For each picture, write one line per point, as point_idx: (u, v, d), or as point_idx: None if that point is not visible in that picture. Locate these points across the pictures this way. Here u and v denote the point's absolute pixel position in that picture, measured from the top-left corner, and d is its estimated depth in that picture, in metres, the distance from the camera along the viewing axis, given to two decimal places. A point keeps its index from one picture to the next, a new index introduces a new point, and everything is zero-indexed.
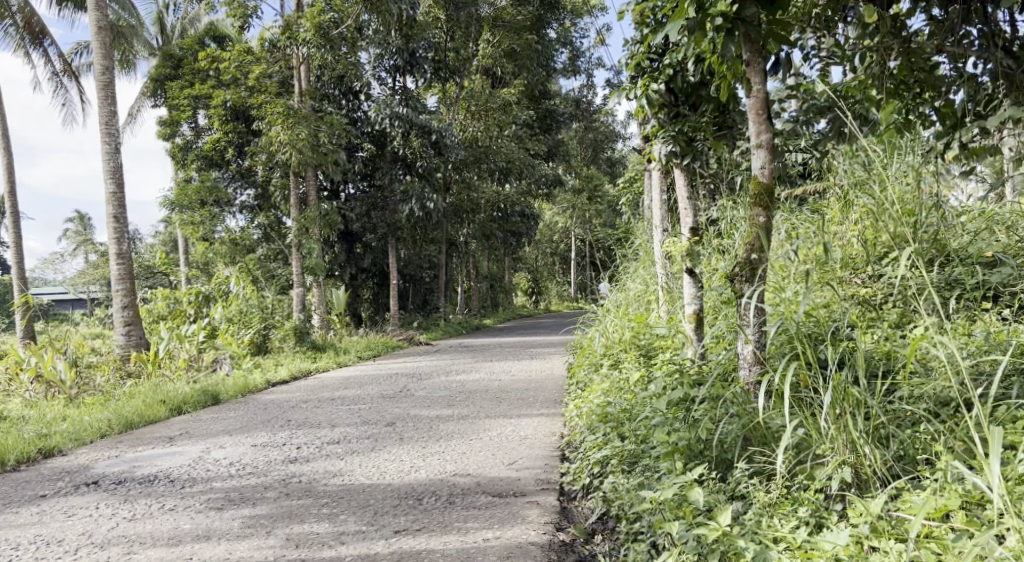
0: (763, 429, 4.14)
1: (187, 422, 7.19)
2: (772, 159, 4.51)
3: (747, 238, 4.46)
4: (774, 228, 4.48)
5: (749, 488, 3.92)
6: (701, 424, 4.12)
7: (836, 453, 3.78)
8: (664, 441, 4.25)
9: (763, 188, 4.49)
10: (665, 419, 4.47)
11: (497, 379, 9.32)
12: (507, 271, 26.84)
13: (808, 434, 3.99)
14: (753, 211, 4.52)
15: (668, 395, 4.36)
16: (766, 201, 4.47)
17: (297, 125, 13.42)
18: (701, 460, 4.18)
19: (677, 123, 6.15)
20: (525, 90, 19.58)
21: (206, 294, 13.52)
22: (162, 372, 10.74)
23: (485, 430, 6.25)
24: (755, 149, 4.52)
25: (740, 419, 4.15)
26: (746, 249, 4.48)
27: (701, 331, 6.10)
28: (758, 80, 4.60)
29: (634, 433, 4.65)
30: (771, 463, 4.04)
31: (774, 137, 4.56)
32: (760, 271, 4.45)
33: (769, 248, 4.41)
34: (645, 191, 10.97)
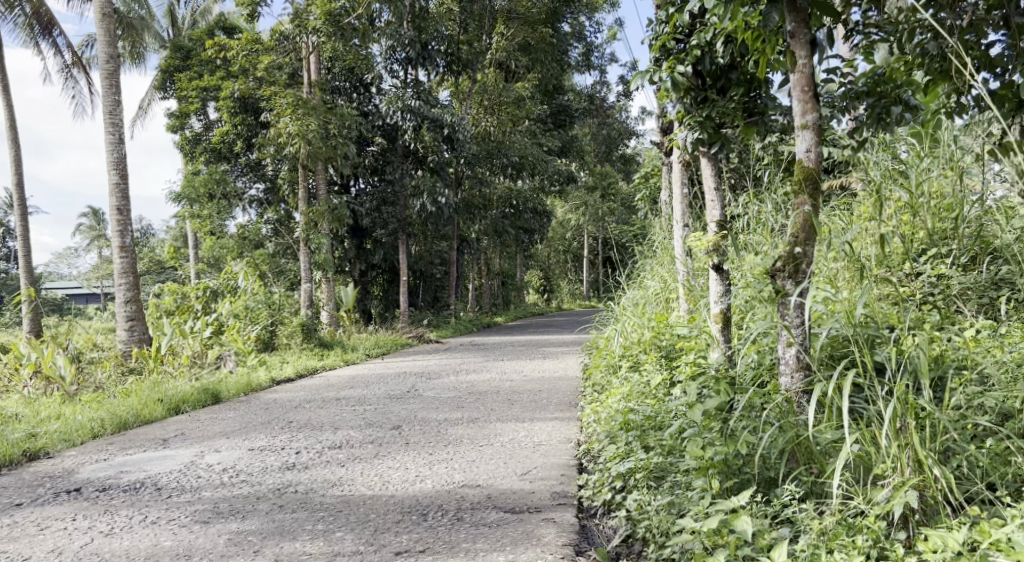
0: (809, 445, 3.76)
1: (184, 423, 6.85)
2: (818, 141, 4.10)
3: (789, 231, 4.06)
4: (819, 219, 4.07)
5: (798, 512, 3.54)
6: (741, 438, 3.75)
7: (898, 474, 3.42)
8: (697, 454, 3.87)
9: (808, 173, 4.07)
10: (698, 430, 4.09)
11: (509, 379, 8.95)
12: (519, 268, 26.48)
13: (864, 451, 3.61)
14: (796, 199, 4.10)
15: (701, 405, 3.98)
16: (813, 189, 4.05)
17: (307, 116, 13.08)
18: (740, 478, 3.80)
19: (704, 108, 5.76)
20: (539, 85, 19.23)
21: (214, 289, 13.22)
22: (165, 368, 10.41)
23: (497, 436, 5.88)
24: (800, 131, 4.11)
25: (785, 433, 3.77)
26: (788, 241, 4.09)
27: (728, 332, 5.74)
28: (803, 54, 4.19)
29: (659, 443, 4.28)
30: (822, 484, 3.66)
31: (820, 117, 4.15)
32: (806, 266, 4.04)
33: (815, 241, 4.01)
34: (663, 187, 10.59)
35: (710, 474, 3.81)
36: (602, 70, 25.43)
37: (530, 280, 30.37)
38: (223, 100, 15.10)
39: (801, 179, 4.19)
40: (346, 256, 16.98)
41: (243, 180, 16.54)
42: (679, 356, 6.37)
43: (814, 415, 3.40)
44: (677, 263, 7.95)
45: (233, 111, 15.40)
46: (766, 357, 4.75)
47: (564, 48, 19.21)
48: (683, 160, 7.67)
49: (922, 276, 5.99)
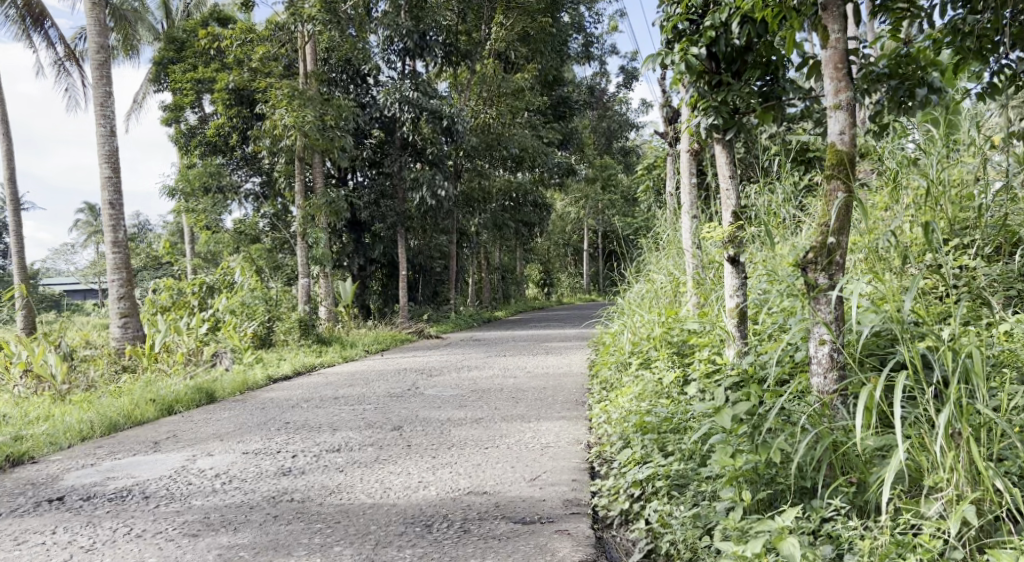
0: (847, 454, 3.58)
1: (177, 423, 6.59)
2: (853, 122, 3.93)
3: (821, 219, 3.89)
4: (853, 204, 3.89)
5: (841, 529, 3.35)
6: (775, 448, 3.54)
7: (951, 487, 3.27)
8: (723, 463, 3.66)
9: (842, 157, 3.93)
10: (721, 435, 3.87)
11: (512, 376, 8.69)
12: (519, 262, 26.19)
13: (915, 462, 3.44)
14: (830, 183, 3.94)
15: (728, 410, 3.76)
16: (848, 174, 3.90)
17: (303, 107, 12.76)
18: (771, 490, 3.61)
19: (719, 92, 5.58)
20: (538, 76, 18.94)
21: (211, 285, 12.95)
22: (160, 367, 10.14)
23: (502, 438, 5.61)
24: (833, 111, 3.94)
25: (823, 439, 3.55)
26: (820, 228, 3.93)
27: (745, 327, 5.54)
28: (837, 27, 4.03)
29: (679, 448, 4.07)
30: (865, 498, 3.48)
31: (855, 95, 3.98)
32: (839, 256, 3.87)
33: (848, 229, 3.82)
34: (668, 178, 10.34)
35: (738, 485, 3.63)
36: (601, 62, 25.14)
37: (530, 274, 30.08)
38: (218, 92, 14.80)
39: (834, 162, 4.02)
40: (344, 251, 16.71)
41: (239, 173, 16.25)
42: (691, 352, 6.16)
43: (868, 422, 3.20)
44: (685, 255, 7.72)
45: (228, 103, 15.11)
46: (794, 357, 4.51)
47: (563, 38, 18.91)
48: (693, 149, 7.50)
49: (944, 265, 5.55)
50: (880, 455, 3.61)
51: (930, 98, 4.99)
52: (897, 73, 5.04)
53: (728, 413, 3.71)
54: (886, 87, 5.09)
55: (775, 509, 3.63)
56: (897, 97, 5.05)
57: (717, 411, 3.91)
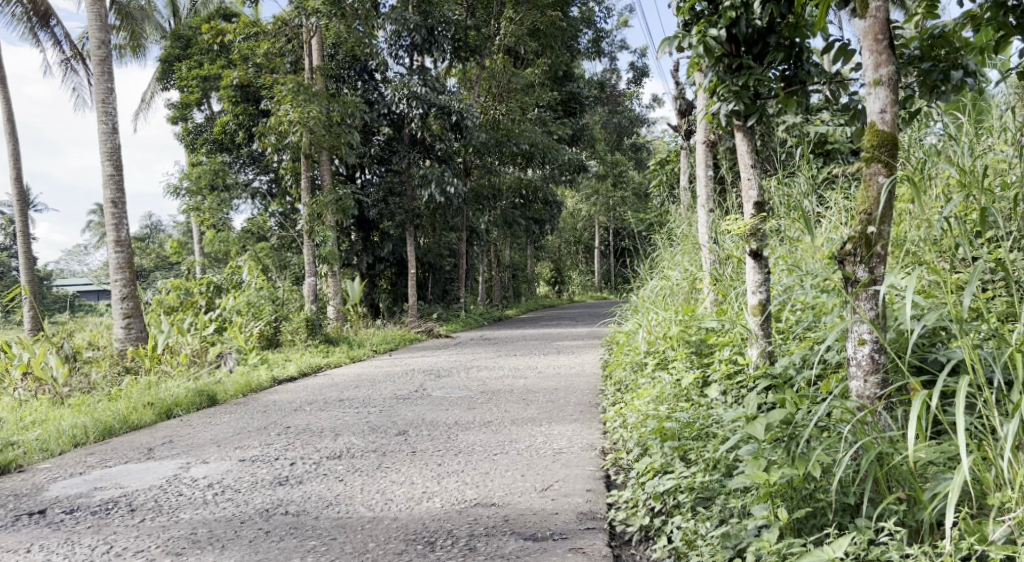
0: (896, 466, 3.32)
1: (174, 428, 6.33)
2: (895, 99, 3.76)
3: (863, 206, 3.71)
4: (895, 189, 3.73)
5: (891, 553, 3.08)
6: (814, 461, 3.26)
7: (1019, 507, 3.04)
8: (755, 477, 3.38)
9: (884, 137, 3.75)
10: (750, 446, 3.59)
11: (523, 377, 8.39)
12: (530, 259, 25.88)
13: (977, 480, 3.21)
14: (870, 167, 3.78)
15: (762, 420, 3.48)
16: (891, 157, 3.73)
17: (308, 103, 12.47)
18: (809, 507, 3.34)
19: (740, 76, 5.28)
20: (548, 72, 18.65)
21: (218, 284, 12.72)
22: (162, 368, 9.89)
23: (511, 443, 5.32)
24: (872, 88, 3.76)
25: (872, 452, 3.27)
26: (858, 216, 3.77)
27: (768, 326, 5.24)
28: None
29: (705, 459, 3.80)
30: (919, 518, 3.22)
31: (897, 70, 3.80)
32: (880, 247, 3.70)
33: (892, 217, 3.66)
34: (683, 172, 10.01)
35: (772, 501, 3.36)
36: (612, 57, 24.81)
37: (541, 272, 29.77)
38: (223, 89, 14.60)
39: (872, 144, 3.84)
40: (353, 249, 16.46)
41: (246, 171, 16.02)
42: (711, 351, 5.86)
43: (933, 438, 2.95)
44: (702, 251, 7.41)
45: (234, 100, 14.87)
46: (829, 360, 4.23)
47: (573, 32, 18.61)
48: (710, 140, 7.37)
49: (978, 259, 5.20)
50: (935, 470, 3.34)
51: (967, 80, 4.80)
52: (931, 56, 4.86)
53: (763, 422, 3.43)
54: (918, 70, 4.93)
55: (811, 527, 3.36)
56: (930, 81, 4.86)
57: (747, 419, 3.62)
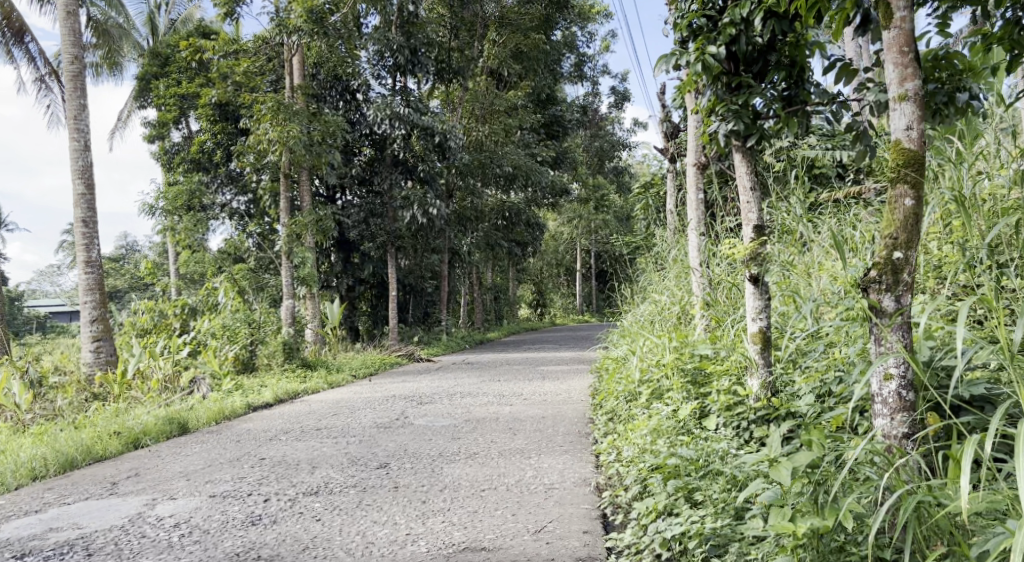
0: (938, 518, 3.16)
1: (142, 459, 6.00)
2: (921, 117, 3.64)
3: (888, 230, 3.62)
4: (920, 213, 3.64)
5: None
6: (844, 513, 3.10)
7: None
8: (775, 528, 3.22)
9: (910, 156, 3.64)
10: (766, 491, 3.43)
11: (509, 404, 8.09)
12: (511, 282, 25.61)
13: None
14: (895, 188, 3.67)
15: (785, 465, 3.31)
16: (917, 179, 3.63)
17: (287, 122, 12.20)
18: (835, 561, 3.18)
19: (739, 95, 5.07)
20: (531, 94, 18.52)
21: (194, 306, 12.35)
22: (132, 394, 9.47)
23: (500, 478, 5.04)
24: (896, 105, 3.65)
25: (908, 502, 3.10)
26: (882, 241, 3.66)
27: (770, 355, 5.01)
28: (900, 12, 3.68)
29: (716, 504, 3.66)
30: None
31: (921, 85, 3.68)
32: (906, 275, 3.62)
33: (918, 243, 3.58)
34: (671, 195, 9.81)
35: (794, 554, 3.24)
36: (594, 81, 24.76)
37: (522, 295, 29.48)
38: (202, 108, 14.31)
39: (895, 163, 3.73)
40: (332, 271, 16.15)
41: (224, 192, 15.57)
42: (707, 381, 5.61)
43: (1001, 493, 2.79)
44: (694, 275, 7.18)
45: (213, 119, 14.60)
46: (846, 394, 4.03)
47: (556, 55, 18.52)
48: (700, 162, 7.16)
49: (983, 286, 4.99)
50: (985, 524, 3.20)
51: (971, 101, 4.64)
52: (933, 78, 4.68)
53: (784, 470, 3.34)
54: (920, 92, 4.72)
55: None
56: (933, 103, 4.68)
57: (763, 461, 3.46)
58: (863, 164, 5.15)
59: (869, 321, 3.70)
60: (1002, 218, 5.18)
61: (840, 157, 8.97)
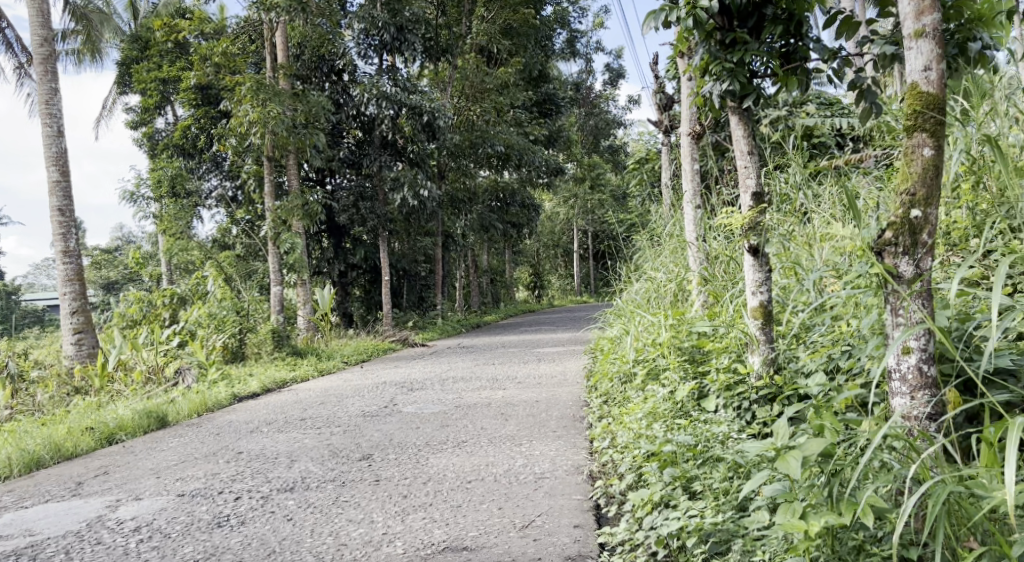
0: (972, 509, 2.91)
1: (114, 456, 5.70)
2: (941, 56, 3.37)
3: (904, 185, 3.38)
4: (940, 164, 3.39)
5: None
6: (861, 509, 2.88)
7: None
8: (783, 527, 3.00)
9: (929, 100, 3.38)
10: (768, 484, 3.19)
11: (502, 388, 7.77)
12: (508, 264, 25.22)
13: None
14: (912, 138, 3.41)
15: (796, 455, 3.06)
16: (936, 125, 3.37)
17: (268, 103, 11.82)
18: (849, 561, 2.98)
19: (734, 52, 4.74)
20: (522, 72, 18.11)
21: (182, 295, 12.02)
22: (114, 388, 9.13)
23: (488, 468, 4.74)
24: (913, 44, 3.37)
25: (940, 494, 2.84)
26: (900, 197, 3.41)
27: (770, 329, 4.73)
28: None
29: (715, 498, 3.42)
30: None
31: (941, 21, 3.39)
32: (925, 237, 3.38)
33: (939, 199, 3.34)
34: (665, 169, 9.44)
35: (804, 553, 2.99)
36: (587, 58, 24.31)
37: (520, 277, 29.06)
38: (183, 92, 13.91)
39: (911, 111, 3.47)
40: (323, 256, 15.82)
41: (210, 178, 15.22)
42: (705, 359, 5.31)
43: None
44: (689, 251, 6.86)
45: (195, 103, 14.21)
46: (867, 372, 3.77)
47: (546, 31, 18.14)
48: (694, 132, 6.89)
49: (993, 252, 4.69)
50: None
51: (985, 51, 4.33)
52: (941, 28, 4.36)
53: (792, 460, 3.04)
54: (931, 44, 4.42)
55: None
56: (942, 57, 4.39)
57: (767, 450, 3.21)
58: (867, 124, 4.85)
59: (887, 289, 3.43)
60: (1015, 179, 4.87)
61: (840, 126, 8.65)
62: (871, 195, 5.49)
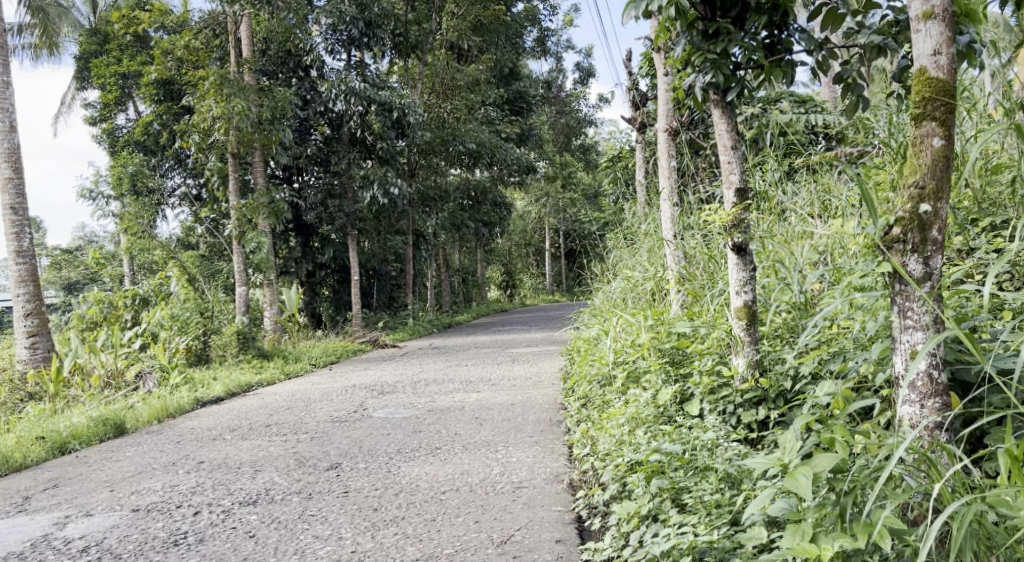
0: (990, 530, 2.84)
1: (66, 467, 5.40)
2: (951, 40, 3.33)
3: (915, 178, 3.36)
4: (948, 154, 3.34)
5: None
6: (875, 530, 2.77)
7: None
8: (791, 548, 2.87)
9: (939, 87, 3.33)
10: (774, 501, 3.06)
11: (476, 391, 7.55)
12: (480, 263, 24.96)
13: None
14: (920, 127, 3.38)
15: (805, 473, 2.93)
16: (944, 114, 3.34)
17: (232, 97, 11.46)
18: None
19: (717, 43, 4.54)
20: (493, 69, 17.90)
21: (145, 297, 11.66)
22: (70, 393, 8.78)
23: (463, 477, 4.52)
24: (919, 30, 3.36)
25: (965, 516, 2.75)
26: (906, 191, 3.39)
27: (754, 331, 4.57)
28: None
29: (712, 514, 3.29)
30: None
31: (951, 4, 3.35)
32: (934, 232, 3.34)
33: (949, 192, 3.31)
34: (640, 166, 9.27)
35: None
36: (558, 56, 24.15)
37: (491, 276, 28.82)
38: (144, 88, 13.52)
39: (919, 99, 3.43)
40: (291, 256, 15.50)
41: (172, 176, 14.83)
42: (686, 361, 5.14)
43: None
44: (667, 249, 6.68)
45: (157, 99, 13.82)
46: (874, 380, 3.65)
47: (517, 28, 17.95)
48: (672, 128, 6.71)
49: (978, 251, 4.58)
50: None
51: (971, 45, 4.22)
52: None
53: (801, 477, 2.93)
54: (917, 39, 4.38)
55: None
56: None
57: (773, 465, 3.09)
58: (853, 118, 4.74)
59: (892, 285, 3.41)
60: (999, 175, 4.76)
61: (814, 122, 8.53)
62: (852, 194, 5.36)
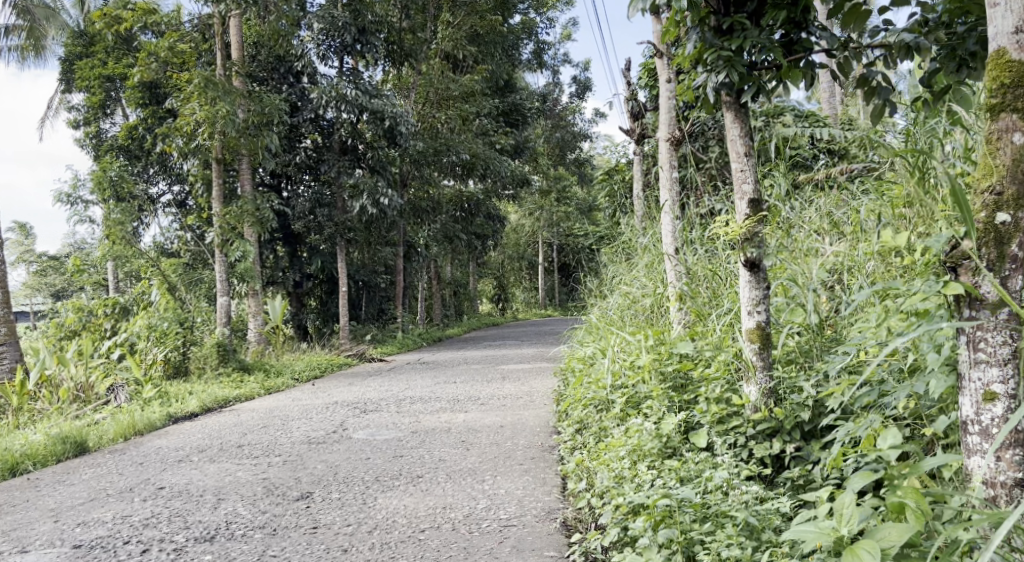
0: None
1: (15, 490, 5.00)
2: None
3: (994, 182, 3.05)
4: None
5: None
6: None
7: None
8: None
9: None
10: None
11: (464, 410, 7.11)
12: (472, 276, 24.47)
13: None
14: (997, 120, 3.09)
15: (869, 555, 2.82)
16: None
17: (217, 100, 10.97)
18: None
19: (732, 40, 4.16)
20: (488, 81, 17.54)
21: (126, 305, 11.16)
22: (36, 407, 8.29)
23: (444, 512, 4.09)
24: (996, 7, 3.06)
25: None
26: (980, 197, 3.09)
27: (767, 356, 4.18)
28: None
29: None
30: None
31: None
32: (1013, 248, 3.03)
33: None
34: (639, 179, 8.90)
35: None
36: (554, 69, 23.83)
37: (483, 289, 28.30)
38: (129, 90, 13.08)
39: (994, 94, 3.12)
40: (278, 266, 15.05)
41: (157, 181, 14.36)
42: (689, 386, 4.75)
43: None
44: (667, 265, 6.27)
45: (142, 102, 13.38)
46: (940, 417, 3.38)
47: (513, 40, 17.64)
48: (674, 137, 6.30)
49: None
50: None
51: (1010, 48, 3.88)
52: (960, 23, 4.00)
53: (865, 554, 2.85)
54: (948, 39, 4.02)
55: None
56: (960, 53, 3.99)
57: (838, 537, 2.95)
58: (877, 125, 4.33)
59: (963, 309, 3.12)
60: None
61: (820, 136, 8.15)
62: (869, 209, 4.96)
